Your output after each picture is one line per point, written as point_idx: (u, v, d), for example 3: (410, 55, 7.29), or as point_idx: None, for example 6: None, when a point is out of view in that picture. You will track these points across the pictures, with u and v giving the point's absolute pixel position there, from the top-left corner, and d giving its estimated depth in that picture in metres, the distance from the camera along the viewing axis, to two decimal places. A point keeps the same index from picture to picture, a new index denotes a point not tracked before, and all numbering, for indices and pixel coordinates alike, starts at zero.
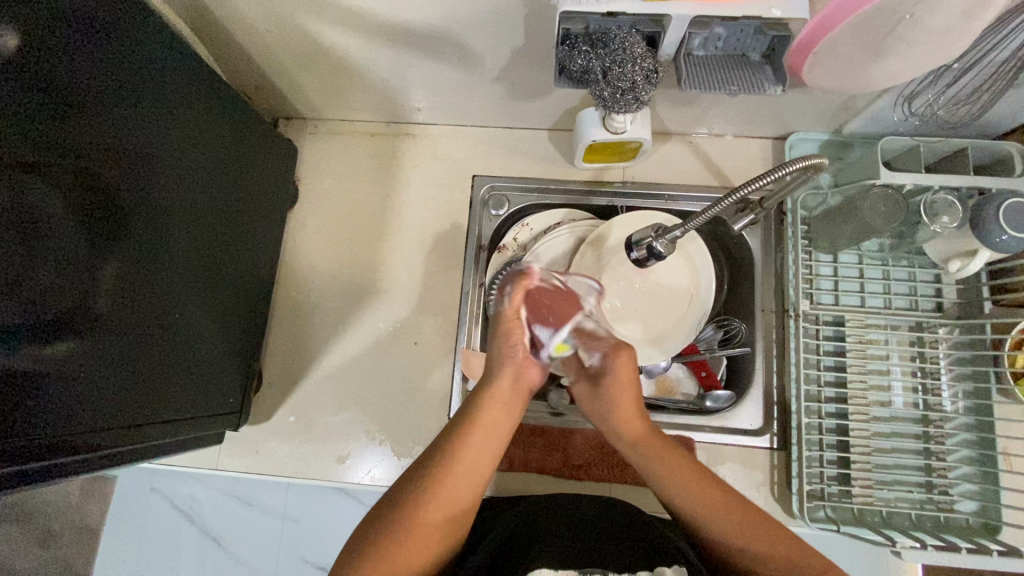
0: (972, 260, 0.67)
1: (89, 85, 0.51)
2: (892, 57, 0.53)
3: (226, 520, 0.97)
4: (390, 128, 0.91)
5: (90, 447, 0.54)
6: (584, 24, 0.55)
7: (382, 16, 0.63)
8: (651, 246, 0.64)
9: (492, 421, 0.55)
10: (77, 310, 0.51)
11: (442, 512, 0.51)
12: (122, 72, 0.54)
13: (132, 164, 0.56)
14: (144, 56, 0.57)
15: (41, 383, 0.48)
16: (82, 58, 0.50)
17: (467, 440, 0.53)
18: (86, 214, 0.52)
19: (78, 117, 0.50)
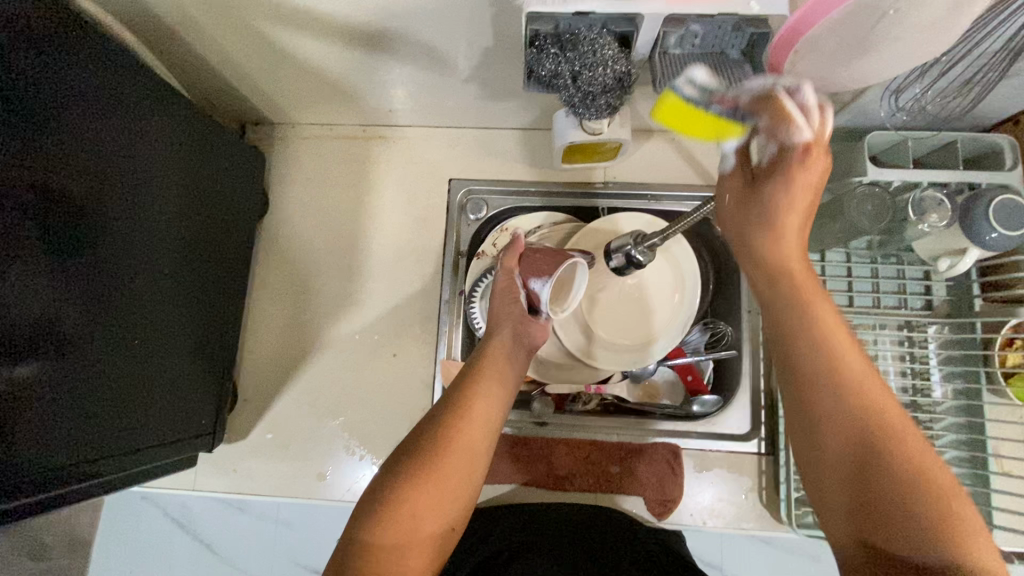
0: (962, 259, 0.65)
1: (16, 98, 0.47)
2: (876, 55, 0.51)
3: (219, 530, 0.95)
4: (363, 131, 0.87)
5: (39, 483, 0.51)
6: (553, 24, 0.52)
7: (343, 19, 0.60)
8: (630, 254, 0.62)
9: (485, 398, 0.58)
10: (19, 337, 0.48)
11: (442, 495, 0.51)
12: (56, 81, 0.50)
13: (77, 180, 0.53)
14: (83, 65, 0.53)
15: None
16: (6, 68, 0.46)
17: (459, 427, 0.55)
18: (23, 237, 0.48)
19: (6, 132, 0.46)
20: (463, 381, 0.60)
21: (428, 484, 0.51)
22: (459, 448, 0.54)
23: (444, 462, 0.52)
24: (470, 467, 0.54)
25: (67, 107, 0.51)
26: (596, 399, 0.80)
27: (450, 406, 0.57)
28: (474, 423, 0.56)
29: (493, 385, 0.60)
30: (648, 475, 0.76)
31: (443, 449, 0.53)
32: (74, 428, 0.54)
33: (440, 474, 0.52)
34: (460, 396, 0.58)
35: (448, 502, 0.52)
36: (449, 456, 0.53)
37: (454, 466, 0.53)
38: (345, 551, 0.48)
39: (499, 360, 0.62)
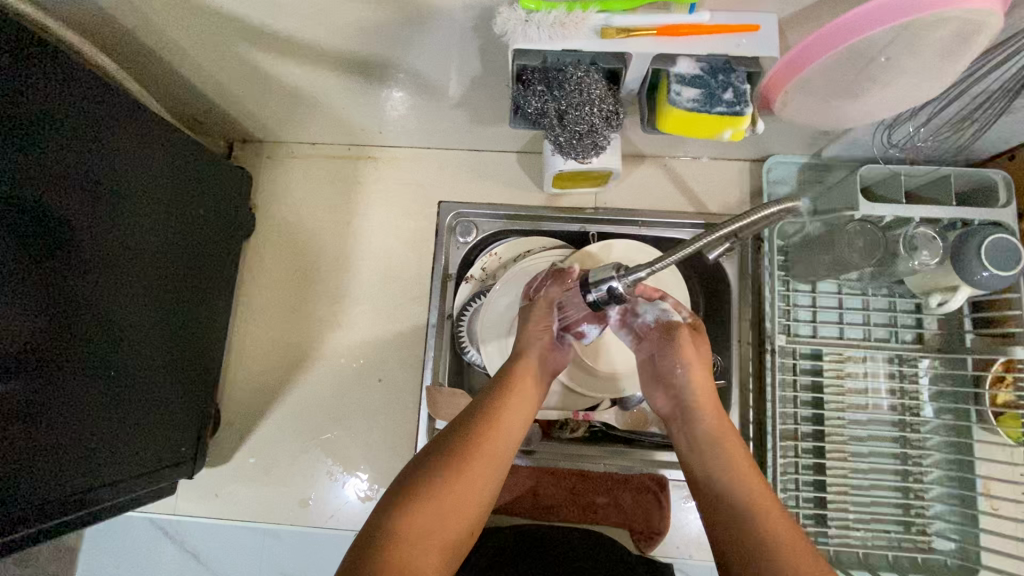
0: (954, 297, 0.64)
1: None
2: (863, 98, 0.50)
3: (207, 542, 0.80)
4: (352, 151, 0.86)
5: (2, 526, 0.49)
6: (540, 59, 0.50)
7: (329, 46, 0.59)
8: (613, 288, 0.55)
9: (516, 410, 0.56)
10: None
11: (464, 497, 0.50)
12: (28, 111, 0.48)
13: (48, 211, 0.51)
14: (57, 93, 0.51)
15: None
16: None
17: (493, 422, 0.54)
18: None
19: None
20: (494, 389, 0.58)
21: (454, 483, 0.49)
22: (486, 454, 0.52)
23: (471, 465, 0.51)
24: (495, 475, 0.52)
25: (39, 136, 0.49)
26: (585, 427, 0.77)
27: (478, 412, 0.55)
28: (501, 433, 0.54)
29: (524, 399, 0.58)
30: (635, 508, 0.76)
31: (471, 451, 0.51)
32: (42, 465, 0.52)
33: (468, 476, 0.50)
34: (491, 404, 0.56)
35: (470, 505, 0.50)
36: (477, 459, 0.51)
37: (481, 471, 0.51)
38: (361, 539, 0.46)
39: (533, 376, 0.60)
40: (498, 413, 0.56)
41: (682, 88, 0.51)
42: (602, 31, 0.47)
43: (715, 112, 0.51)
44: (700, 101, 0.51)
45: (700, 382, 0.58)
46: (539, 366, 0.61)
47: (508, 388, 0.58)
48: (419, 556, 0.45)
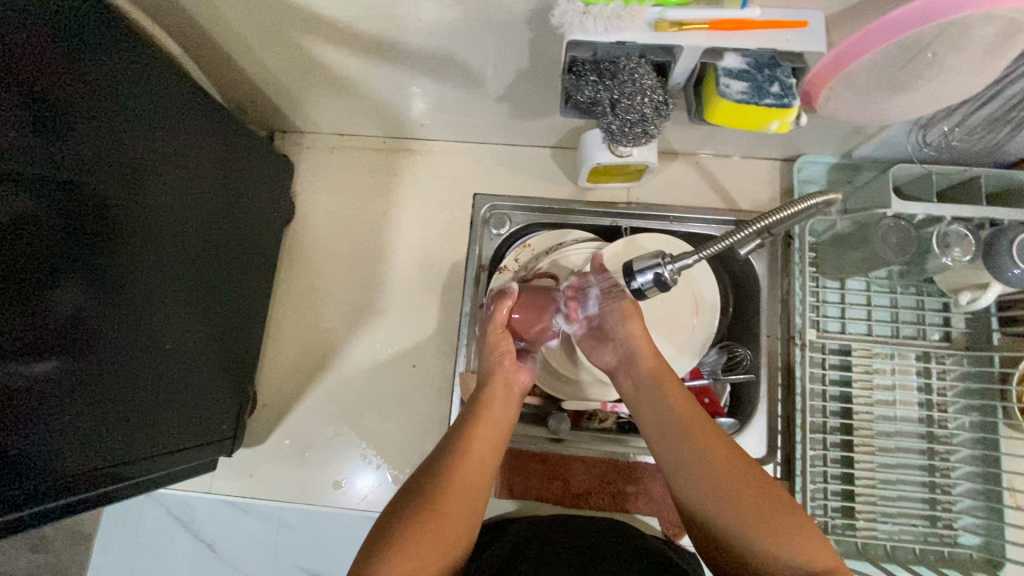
0: (985, 293, 0.66)
1: (56, 96, 0.46)
2: (904, 94, 0.52)
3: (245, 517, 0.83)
4: (391, 143, 0.89)
5: (46, 492, 0.49)
6: (592, 51, 0.53)
7: (385, 37, 0.61)
8: (660, 274, 0.57)
9: (485, 444, 0.59)
10: (57, 331, 0.48)
11: (446, 536, 0.51)
12: (97, 82, 0.49)
13: (106, 181, 0.51)
14: (123, 68, 0.52)
15: (29, 399, 0.46)
16: (43, 63, 0.45)
17: (467, 453, 0.58)
18: (50, 238, 0.47)
19: (40, 131, 0.45)
20: (465, 426, 0.60)
21: (435, 524, 0.51)
22: (462, 488, 0.55)
23: (448, 505, 0.53)
24: (472, 508, 0.55)
25: (105, 108, 0.50)
26: (613, 418, 0.79)
27: (450, 451, 0.58)
28: (475, 464, 0.57)
29: (493, 432, 0.61)
30: (664, 497, 0.77)
31: (447, 492, 0.54)
32: (85, 435, 0.52)
33: (448, 509, 0.53)
34: (462, 441, 0.58)
35: (453, 543, 0.52)
36: (453, 498, 0.54)
37: (458, 508, 0.53)
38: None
39: (500, 408, 0.63)
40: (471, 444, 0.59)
41: (730, 81, 0.53)
42: (657, 23, 0.49)
43: (764, 104, 0.52)
44: (749, 93, 0.53)
45: (643, 339, 0.65)
46: (505, 395, 0.64)
47: (477, 423, 0.60)
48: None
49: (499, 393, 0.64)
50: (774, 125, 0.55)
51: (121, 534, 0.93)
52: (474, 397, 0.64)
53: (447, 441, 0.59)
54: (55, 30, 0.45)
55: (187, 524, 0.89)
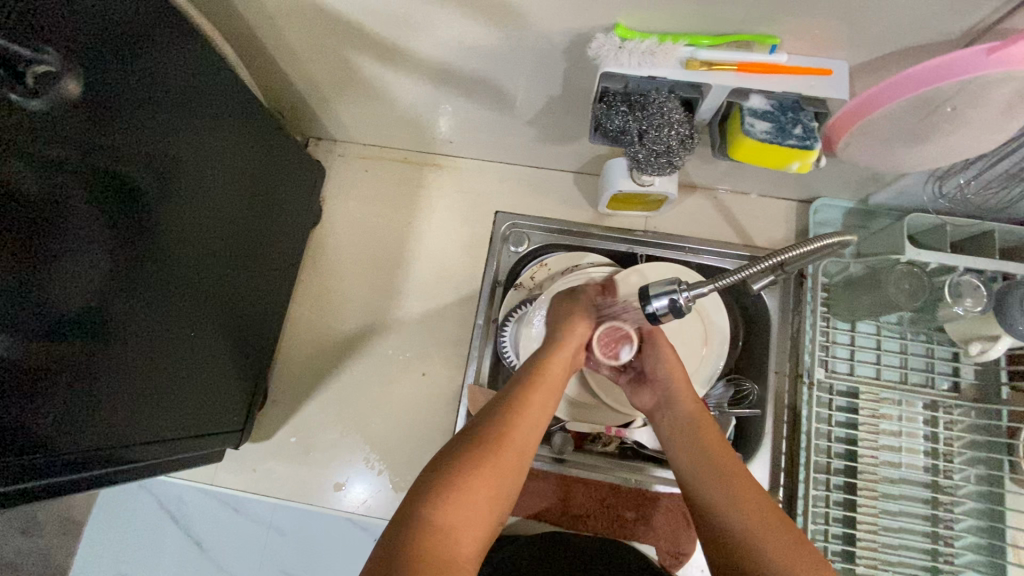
0: (994, 345, 0.66)
1: (113, 88, 0.48)
2: (921, 145, 0.54)
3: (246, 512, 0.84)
4: (419, 157, 0.92)
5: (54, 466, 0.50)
6: (624, 83, 0.55)
7: (425, 55, 0.65)
8: (675, 300, 0.57)
9: (543, 401, 0.55)
10: (83, 313, 0.50)
11: (496, 488, 0.48)
12: (155, 75, 0.52)
13: (146, 170, 0.53)
14: (175, 68, 0.55)
15: (43, 377, 0.47)
16: (106, 56, 0.47)
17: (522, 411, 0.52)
18: (89, 217, 0.48)
19: (100, 119, 0.47)
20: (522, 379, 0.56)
21: (487, 477, 0.48)
22: (512, 446, 0.50)
23: (503, 457, 0.49)
24: (521, 465, 0.51)
25: (153, 99, 0.52)
26: (616, 441, 0.80)
27: (504, 404, 0.53)
28: (528, 422, 0.52)
29: (551, 389, 0.56)
30: (664, 526, 0.77)
31: (502, 446, 0.50)
32: (99, 406, 0.53)
33: (494, 468, 0.48)
34: (516, 396, 0.54)
35: (497, 498, 0.48)
36: (507, 450, 0.49)
37: (505, 468, 0.49)
38: (399, 529, 0.44)
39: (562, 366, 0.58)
40: (527, 405, 0.53)
41: (754, 121, 0.55)
42: (688, 62, 0.51)
43: (786, 145, 0.54)
44: (772, 133, 0.54)
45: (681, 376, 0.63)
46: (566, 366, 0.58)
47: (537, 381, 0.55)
48: (456, 546, 0.44)
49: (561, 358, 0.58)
50: (796, 165, 0.56)
51: (113, 528, 0.94)
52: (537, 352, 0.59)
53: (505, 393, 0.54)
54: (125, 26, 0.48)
55: (179, 520, 0.90)
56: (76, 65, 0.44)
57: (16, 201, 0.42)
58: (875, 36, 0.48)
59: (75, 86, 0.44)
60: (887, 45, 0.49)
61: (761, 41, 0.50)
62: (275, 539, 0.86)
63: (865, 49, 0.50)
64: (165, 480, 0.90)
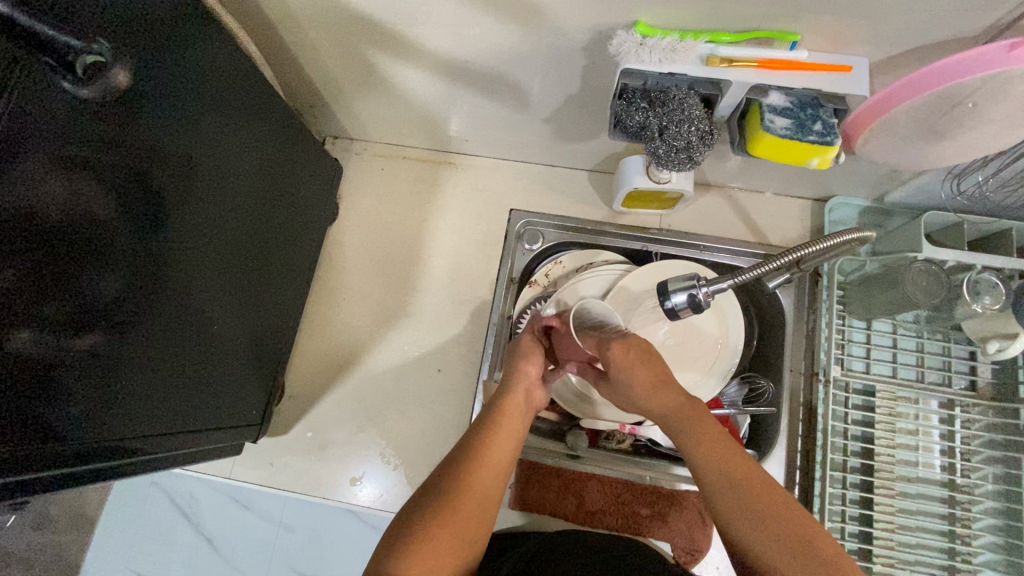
0: (1013, 343, 0.66)
1: (142, 85, 0.49)
2: (941, 142, 0.54)
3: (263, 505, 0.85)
4: (434, 155, 0.93)
5: (66, 458, 0.50)
6: (643, 80, 0.56)
7: (444, 53, 0.65)
8: (695, 295, 0.58)
9: (500, 446, 0.56)
10: (107, 308, 0.51)
11: (463, 537, 0.49)
12: (184, 73, 0.54)
13: (165, 170, 0.54)
14: (204, 66, 0.56)
15: (65, 368, 0.47)
16: (141, 54, 0.48)
17: (483, 457, 0.54)
18: (115, 216, 0.50)
19: (126, 113, 0.48)
20: (478, 428, 0.58)
21: (448, 525, 0.48)
22: (476, 492, 0.51)
23: (461, 505, 0.50)
24: (484, 511, 0.51)
25: (181, 98, 0.54)
26: (630, 439, 0.81)
27: (460, 457, 0.54)
28: (490, 467, 0.54)
29: (509, 433, 0.58)
30: (678, 522, 0.77)
31: (462, 493, 0.51)
32: (119, 399, 0.54)
33: (458, 515, 0.49)
34: (479, 442, 0.56)
35: (466, 543, 0.49)
36: (464, 499, 0.50)
37: (470, 511, 0.50)
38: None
39: (519, 408, 0.60)
40: (486, 452, 0.55)
41: (774, 117, 0.55)
42: (708, 58, 0.52)
43: (806, 140, 0.55)
44: (792, 129, 0.55)
45: None
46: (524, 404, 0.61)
47: (494, 426, 0.57)
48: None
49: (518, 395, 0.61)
50: (816, 161, 0.57)
51: (131, 523, 0.95)
52: (489, 404, 0.61)
53: (457, 448, 0.56)
54: (157, 25, 0.50)
55: (188, 516, 0.91)
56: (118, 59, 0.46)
57: (41, 193, 0.43)
58: (896, 33, 0.48)
59: (125, 77, 0.43)
60: (909, 41, 0.49)
61: (781, 39, 0.51)
62: (285, 538, 0.87)
63: (886, 45, 0.50)
64: (179, 475, 0.91)
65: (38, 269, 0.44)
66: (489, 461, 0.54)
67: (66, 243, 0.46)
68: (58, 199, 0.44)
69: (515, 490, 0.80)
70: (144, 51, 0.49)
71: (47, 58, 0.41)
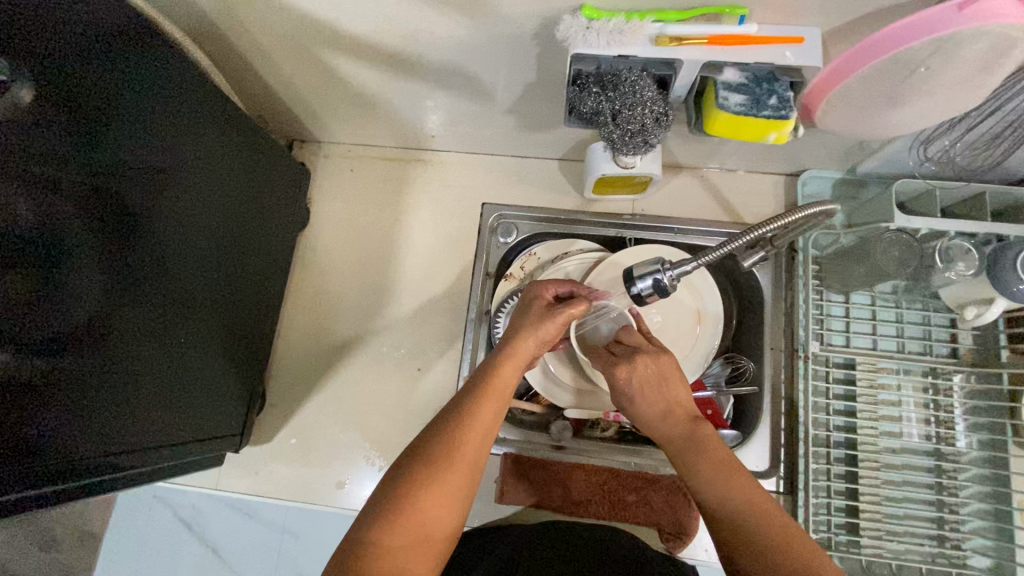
0: (989, 309, 0.65)
1: (83, 98, 0.48)
2: (899, 109, 0.53)
3: (255, 513, 0.85)
4: (404, 153, 0.92)
5: (35, 476, 0.48)
6: (596, 65, 0.55)
7: (396, 49, 0.64)
8: (659, 280, 0.57)
9: (493, 411, 0.53)
10: (70, 328, 0.49)
11: (447, 507, 0.48)
12: (132, 84, 0.52)
13: (122, 177, 0.53)
14: (155, 74, 0.54)
15: (32, 391, 0.47)
16: (74, 65, 0.47)
17: (467, 423, 0.51)
18: (68, 236, 0.49)
19: (65, 129, 0.47)
20: (472, 392, 0.54)
21: (431, 497, 0.47)
22: (460, 462, 0.49)
23: (443, 480, 0.48)
24: (472, 478, 0.50)
25: (131, 109, 0.52)
26: (614, 427, 0.81)
27: (451, 420, 0.51)
28: (477, 434, 0.51)
29: (500, 398, 0.54)
30: (665, 507, 0.77)
31: (445, 462, 0.48)
32: (92, 418, 0.53)
33: (438, 488, 0.47)
34: (466, 407, 0.52)
35: (449, 513, 0.48)
36: (449, 468, 0.48)
37: (452, 484, 0.48)
38: (344, 554, 0.44)
39: (513, 369, 0.57)
40: (473, 418, 0.51)
41: (729, 94, 0.54)
42: (656, 38, 0.51)
43: (762, 115, 0.54)
44: (746, 105, 0.54)
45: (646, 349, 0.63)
46: (516, 368, 0.57)
47: (487, 390, 0.54)
48: (406, 568, 0.44)
49: (510, 365, 0.57)
50: (773, 137, 0.56)
51: (129, 539, 0.95)
52: (483, 367, 0.57)
53: (446, 413, 0.53)
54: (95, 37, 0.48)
55: (193, 526, 0.90)
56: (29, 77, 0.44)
57: None
58: (843, 2, 0.47)
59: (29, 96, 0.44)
60: (857, 9, 0.48)
61: (729, 13, 0.49)
62: (291, 543, 0.85)
63: (837, 14, 0.49)
64: (172, 490, 0.91)
65: None
66: (475, 430, 0.51)
67: (14, 260, 0.45)
68: (1, 226, 0.43)
69: (500, 484, 0.79)
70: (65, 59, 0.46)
71: None
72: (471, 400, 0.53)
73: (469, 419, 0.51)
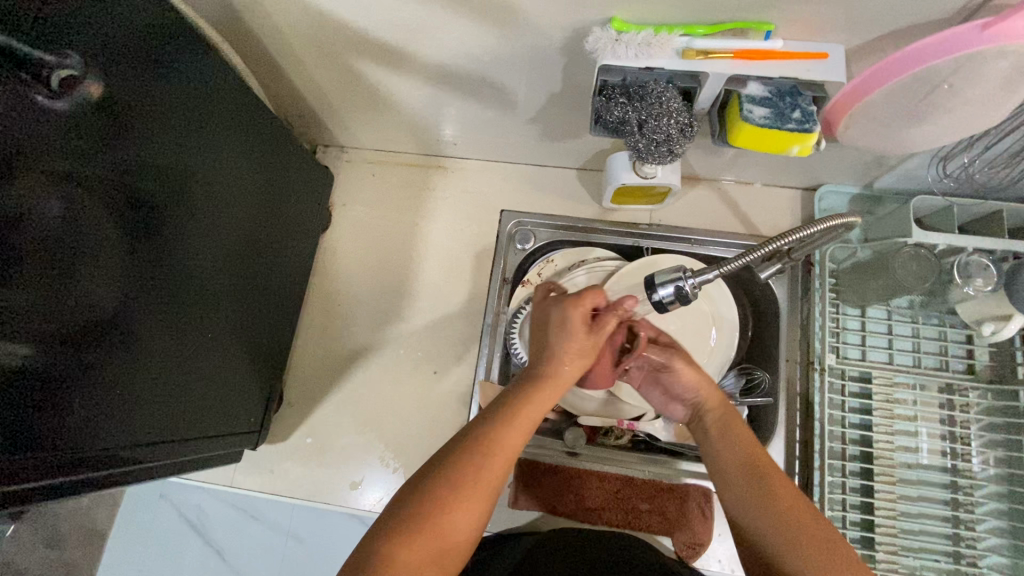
0: (1007, 325, 0.65)
1: (130, 96, 0.50)
2: (920, 126, 0.54)
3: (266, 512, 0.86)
4: (425, 160, 0.94)
5: (63, 463, 0.49)
6: (621, 76, 0.56)
7: (424, 57, 0.66)
8: (681, 286, 0.58)
9: (515, 438, 0.53)
10: (103, 319, 0.51)
11: (464, 527, 0.48)
12: (171, 82, 0.54)
13: (157, 173, 0.54)
14: (191, 72, 0.56)
15: (64, 380, 0.48)
16: (128, 63, 0.49)
17: (489, 446, 0.51)
18: (108, 228, 0.50)
19: (113, 126, 0.48)
20: (495, 416, 0.54)
21: (448, 514, 0.47)
22: (479, 485, 0.49)
23: (462, 500, 0.48)
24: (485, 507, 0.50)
25: (168, 105, 0.54)
26: (628, 435, 0.79)
27: (473, 441, 0.51)
28: (498, 459, 0.51)
29: (523, 428, 0.54)
30: (679, 516, 0.77)
31: (465, 482, 0.48)
32: (118, 409, 0.54)
33: (455, 508, 0.47)
34: (490, 429, 0.52)
35: (462, 534, 0.48)
36: (469, 490, 0.48)
37: (470, 506, 0.48)
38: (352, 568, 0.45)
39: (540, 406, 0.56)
40: (496, 444, 0.51)
41: (753, 107, 0.55)
42: (684, 51, 0.52)
43: (787, 128, 0.55)
44: (770, 118, 0.55)
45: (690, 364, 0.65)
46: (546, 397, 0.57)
47: (508, 418, 0.53)
48: None
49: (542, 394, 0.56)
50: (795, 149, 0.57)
51: (134, 537, 0.95)
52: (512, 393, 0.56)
53: (467, 435, 0.52)
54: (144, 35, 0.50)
55: (198, 528, 0.91)
56: (99, 70, 0.46)
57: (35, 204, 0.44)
58: (867, 20, 0.49)
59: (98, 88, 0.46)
60: (881, 28, 0.49)
61: (757, 28, 0.51)
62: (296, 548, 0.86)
63: (861, 31, 0.50)
64: (180, 490, 0.91)
65: (32, 279, 0.44)
66: (498, 453, 0.51)
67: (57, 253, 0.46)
68: (51, 216, 0.45)
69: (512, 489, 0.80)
70: (120, 56, 0.48)
71: (20, 73, 0.41)
72: (491, 425, 0.53)
73: (490, 442, 0.51)
